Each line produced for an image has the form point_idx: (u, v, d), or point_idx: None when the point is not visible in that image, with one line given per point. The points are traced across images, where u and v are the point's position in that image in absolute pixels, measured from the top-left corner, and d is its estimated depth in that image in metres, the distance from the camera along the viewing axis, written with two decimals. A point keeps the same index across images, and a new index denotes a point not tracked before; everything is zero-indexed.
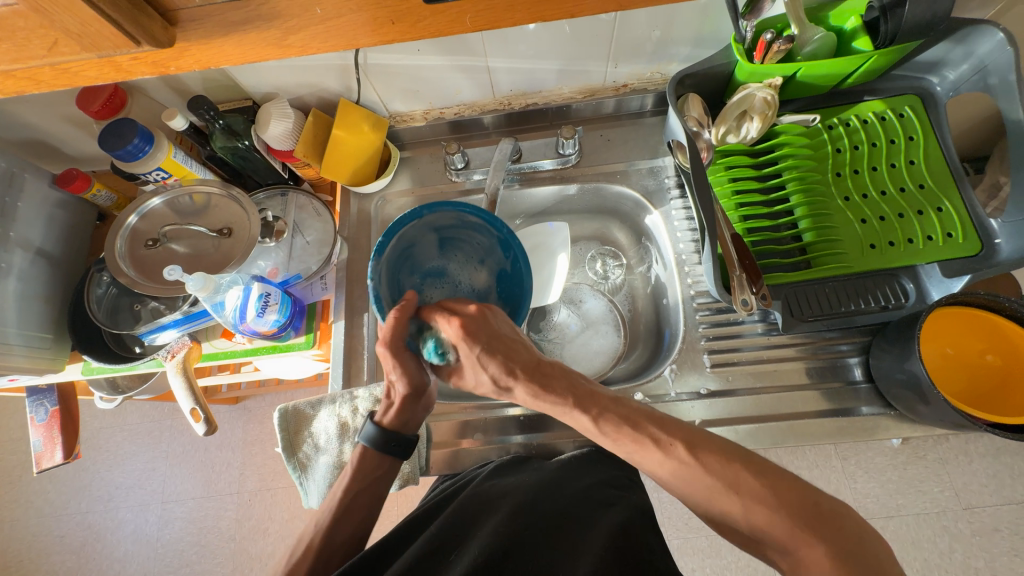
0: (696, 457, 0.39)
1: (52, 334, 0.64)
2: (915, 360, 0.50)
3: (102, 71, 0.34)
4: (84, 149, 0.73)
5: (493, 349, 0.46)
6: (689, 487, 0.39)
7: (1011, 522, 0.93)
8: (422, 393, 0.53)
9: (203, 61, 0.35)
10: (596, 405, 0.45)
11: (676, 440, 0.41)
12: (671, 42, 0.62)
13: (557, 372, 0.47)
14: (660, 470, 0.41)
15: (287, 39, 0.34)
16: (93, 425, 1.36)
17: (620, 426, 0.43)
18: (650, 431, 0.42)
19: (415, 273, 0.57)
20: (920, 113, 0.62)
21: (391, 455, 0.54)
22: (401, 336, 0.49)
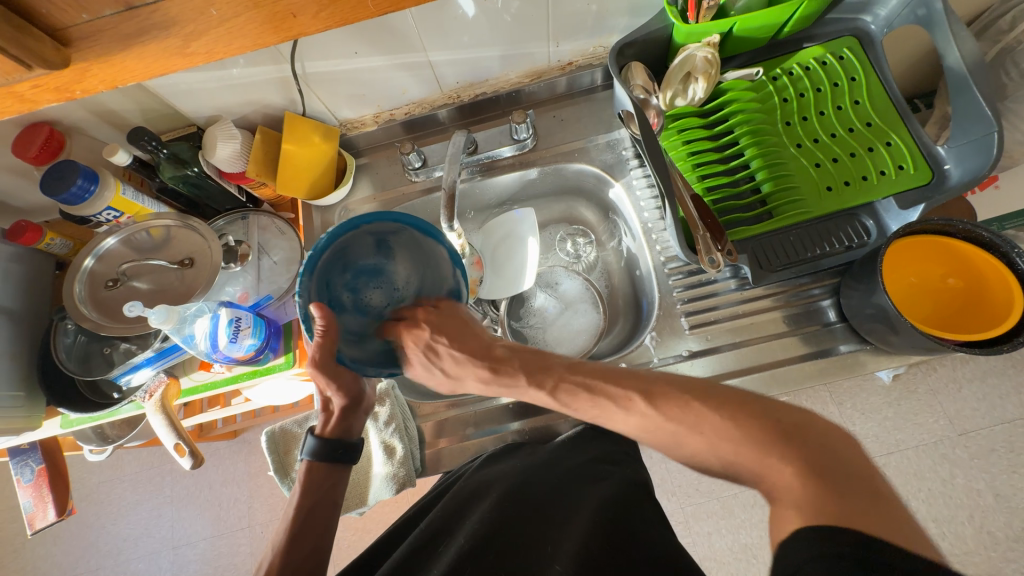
0: (653, 405, 0.40)
1: (24, 391, 0.63)
2: (880, 293, 0.51)
3: (5, 103, 0.33)
4: (34, 199, 0.71)
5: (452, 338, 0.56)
6: (720, 420, 0.38)
7: (1005, 441, 0.96)
8: (358, 402, 0.55)
9: (109, 80, 0.34)
10: (552, 378, 0.49)
11: (637, 395, 0.42)
12: (608, 14, 0.63)
13: (507, 354, 0.54)
14: (628, 427, 0.42)
15: (189, 47, 0.33)
16: (91, 481, 1.33)
17: (578, 391, 0.46)
18: (608, 391, 0.44)
19: (348, 272, 0.56)
20: (859, 53, 0.63)
21: (337, 462, 0.53)
22: (328, 351, 0.50)
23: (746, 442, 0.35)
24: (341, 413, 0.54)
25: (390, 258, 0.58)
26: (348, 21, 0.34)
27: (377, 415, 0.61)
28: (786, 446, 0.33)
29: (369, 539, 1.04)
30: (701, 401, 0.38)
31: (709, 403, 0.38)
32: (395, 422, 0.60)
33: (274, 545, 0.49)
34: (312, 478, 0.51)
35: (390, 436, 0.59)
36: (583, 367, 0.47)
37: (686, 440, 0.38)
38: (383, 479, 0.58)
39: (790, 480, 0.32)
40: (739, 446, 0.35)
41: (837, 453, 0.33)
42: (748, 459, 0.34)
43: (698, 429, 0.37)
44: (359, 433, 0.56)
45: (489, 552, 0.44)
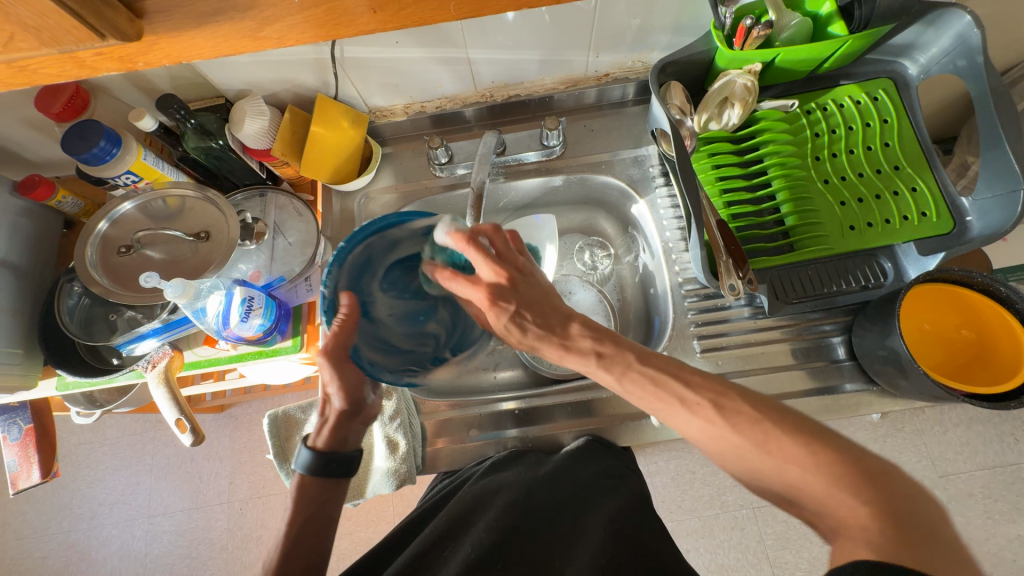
0: (724, 416, 0.40)
1: (22, 349, 0.61)
2: (895, 337, 0.52)
3: (64, 68, 0.32)
4: (48, 154, 0.69)
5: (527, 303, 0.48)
6: (719, 447, 0.40)
7: (983, 487, 0.94)
8: (359, 409, 0.53)
9: (173, 56, 0.33)
10: (620, 364, 0.46)
11: (704, 401, 0.41)
12: (651, 30, 0.62)
13: (583, 332, 0.48)
14: (689, 430, 0.42)
15: (262, 31, 0.32)
16: (71, 442, 1.31)
17: (645, 384, 0.44)
18: (678, 393, 0.42)
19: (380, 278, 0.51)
20: (894, 96, 0.64)
21: (332, 477, 0.51)
22: (346, 344, 0.47)
23: (823, 475, 0.35)
24: (336, 424, 0.52)
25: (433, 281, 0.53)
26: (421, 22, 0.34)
27: (383, 409, 0.60)
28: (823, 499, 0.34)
29: (349, 526, 1.04)
30: (777, 425, 0.38)
31: (782, 426, 0.38)
32: (400, 418, 0.59)
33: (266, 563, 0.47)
34: (305, 493, 0.50)
35: (394, 432, 0.59)
36: (652, 360, 0.45)
37: (757, 459, 0.38)
38: (385, 474, 0.58)
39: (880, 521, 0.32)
40: (818, 479, 0.35)
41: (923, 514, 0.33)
42: (803, 480, 0.36)
43: (765, 448, 0.37)
44: (353, 446, 0.54)
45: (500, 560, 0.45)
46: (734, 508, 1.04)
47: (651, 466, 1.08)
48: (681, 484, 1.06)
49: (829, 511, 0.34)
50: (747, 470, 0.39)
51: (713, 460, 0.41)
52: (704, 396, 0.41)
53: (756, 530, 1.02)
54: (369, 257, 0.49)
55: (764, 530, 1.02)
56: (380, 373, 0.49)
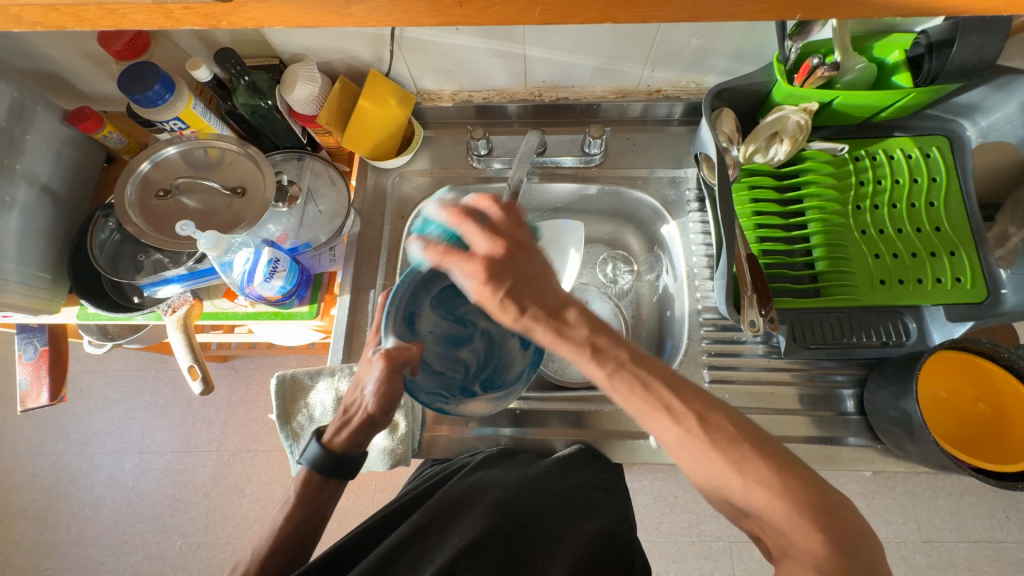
0: (706, 429, 0.38)
1: (50, 274, 0.63)
2: (909, 399, 0.51)
3: (147, 16, 0.29)
4: (100, 89, 0.71)
5: (522, 285, 0.44)
6: (693, 458, 0.38)
7: (966, 558, 0.93)
8: (380, 422, 0.52)
9: (257, 20, 0.30)
10: (612, 359, 0.42)
11: (688, 412, 0.39)
12: (712, 53, 0.62)
13: (580, 320, 0.43)
14: (666, 437, 0.40)
15: (348, 9, 0.29)
16: (76, 368, 1.35)
17: (633, 386, 0.40)
18: (667, 399, 0.40)
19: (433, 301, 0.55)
20: (947, 155, 0.62)
21: (333, 478, 0.52)
22: (399, 359, 0.48)
23: (787, 501, 0.35)
24: (356, 430, 0.51)
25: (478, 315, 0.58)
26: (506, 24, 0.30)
27: None
28: (819, 515, 0.34)
29: None
30: (754, 448, 0.37)
31: (759, 452, 0.37)
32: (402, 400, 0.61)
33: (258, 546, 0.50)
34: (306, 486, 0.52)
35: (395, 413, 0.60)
36: (646, 362, 0.42)
37: (722, 477, 0.37)
38: (381, 452, 0.59)
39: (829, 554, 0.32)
40: (781, 505, 0.34)
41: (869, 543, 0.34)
42: (772, 511, 0.35)
43: (738, 468, 0.36)
44: (363, 449, 0.54)
45: (485, 555, 0.46)
46: (711, 538, 1.04)
47: (635, 483, 1.08)
48: (662, 506, 1.06)
49: (785, 537, 0.34)
50: (714, 484, 0.38)
51: (681, 468, 0.40)
52: (692, 408, 0.39)
53: (730, 563, 1.02)
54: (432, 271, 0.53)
55: (737, 565, 1.02)
56: (415, 393, 0.50)
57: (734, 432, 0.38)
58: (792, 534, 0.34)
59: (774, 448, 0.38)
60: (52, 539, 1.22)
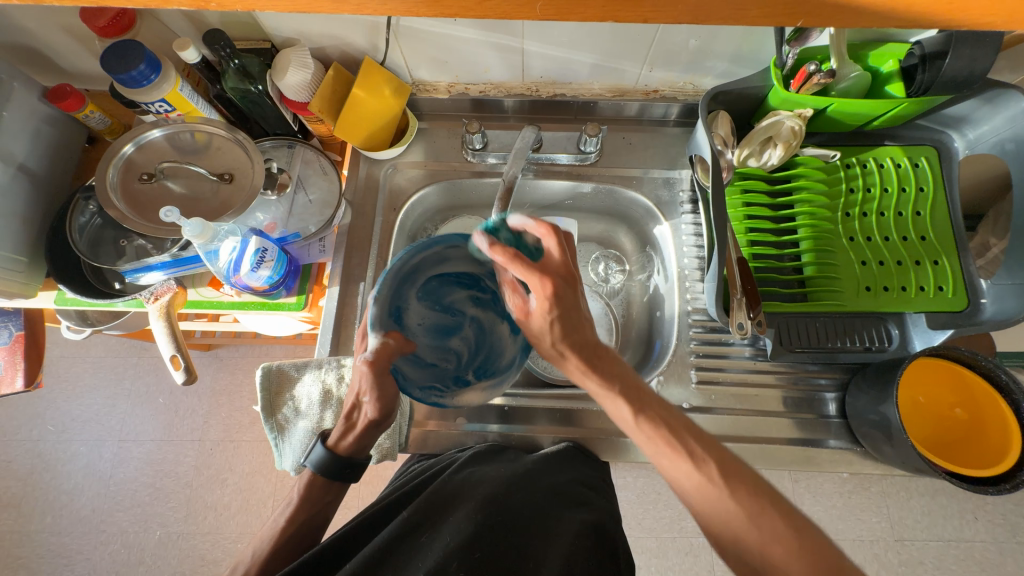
0: (728, 483, 0.40)
1: (26, 257, 0.61)
2: (890, 404, 0.52)
3: None
4: (82, 66, 0.68)
5: (570, 318, 0.49)
6: (712, 508, 0.40)
7: (935, 557, 0.96)
8: (382, 422, 0.51)
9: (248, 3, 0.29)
10: (642, 399, 0.46)
11: (710, 460, 0.42)
12: (710, 55, 0.62)
13: (614, 364, 0.49)
14: (686, 486, 0.42)
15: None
16: (54, 353, 1.31)
17: (658, 429, 0.44)
18: (688, 443, 0.43)
19: (421, 295, 0.54)
20: (935, 165, 0.63)
21: (339, 480, 0.53)
22: (390, 355, 0.47)
23: (804, 562, 0.35)
24: (361, 433, 0.52)
25: (467, 309, 0.57)
26: (506, 17, 0.29)
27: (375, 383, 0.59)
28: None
29: None
30: (774, 506, 0.39)
31: (778, 508, 0.39)
32: None
33: (260, 547, 0.50)
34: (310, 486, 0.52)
35: None
36: (664, 407, 0.46)
37: (741, 528, 0.38)
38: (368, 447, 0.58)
39: None
40: (798, 561, 0.35)
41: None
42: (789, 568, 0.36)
43: (733, 495, 0.39)
44: (367, 453, 0.54)
45: (478, 551, 0.45)
46: (692, 535, 1.06)
47: (619, 480, 1.09)
48: (645, 502, 1.07)
49: None
50: (731, 536, 0.39)
51: (697, 519, 0.41)
52: (711, 456, 0.42)
53: (709, 559, 1.04)
54: (416, 268, 0.51)
55: (716, 560, 1.04)
56: (408, 389, 0.48)
57: (757, 491, 0.40)
58: None
59: (786, 507, 0.39)
60: (26, 527, 1.19)
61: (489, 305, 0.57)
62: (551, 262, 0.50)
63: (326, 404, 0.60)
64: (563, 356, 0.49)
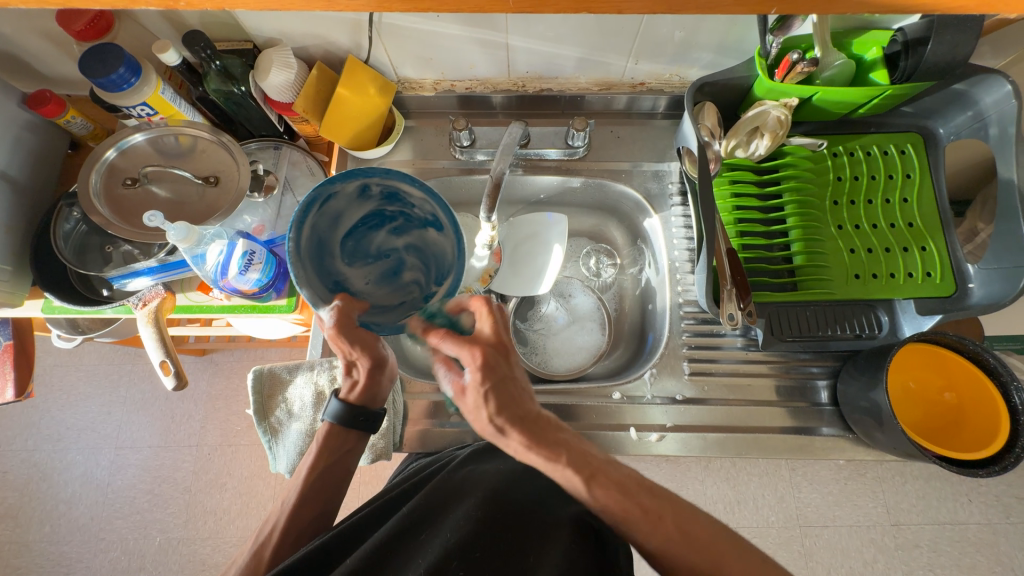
0: (685, 531, 0.43)
1: (11, 266, 0.60)
2: (879, 390, 0.53)
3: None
4: (62, 71, 0.67)
5: (504, 394, 0.42)
6: (681, 559, 0.42)
7: (931, 540, 0.97)
8: (382, 367, 0.52)
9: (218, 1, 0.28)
10: (595, 470, 0.42)
11: (666, 515, 0.43)
12: (695, 46, 0.62)
13: (568, 443, 0.43)
14: (648, 542, 0.43)
15: None
16: (46, 362, 1.30)
17: (616, 497, 0.42)
18: (644, 501, 0.43)
19: (343, 258, 0.48)
20: (921, 152, 0.64)
21: (360, 429, 0.55)
22: (352, 316, 0.46)
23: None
24: (365, 385, 0.53)
25: (396, 241, 0.51)
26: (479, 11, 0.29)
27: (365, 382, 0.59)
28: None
29: None
30: (726, 547, 0.43)
31: (731, 544, 0.43)
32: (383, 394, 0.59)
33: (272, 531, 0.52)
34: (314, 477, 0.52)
35: None
36: (618, 472, 0.44)
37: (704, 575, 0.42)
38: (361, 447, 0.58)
39: None
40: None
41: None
42: None
43: (694, 547, 0.42)
44: (381, 401, 0.56)
45: (477, 551, 0.45)
46: None
47: None
48: None
49: None
50: None
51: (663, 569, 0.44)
52: (667, 512, 0.43)
53: None
54: (319, 239, 0.47)
55: None
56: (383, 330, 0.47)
57: (710, 528, 0.44)
58: None
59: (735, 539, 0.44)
60: (25, 538, 1.18)
61: (408, 226, 0.52)
62: (483, 333, 0.44)
63: (319, 405, 0.60)
64: (503, 435, 0.41)
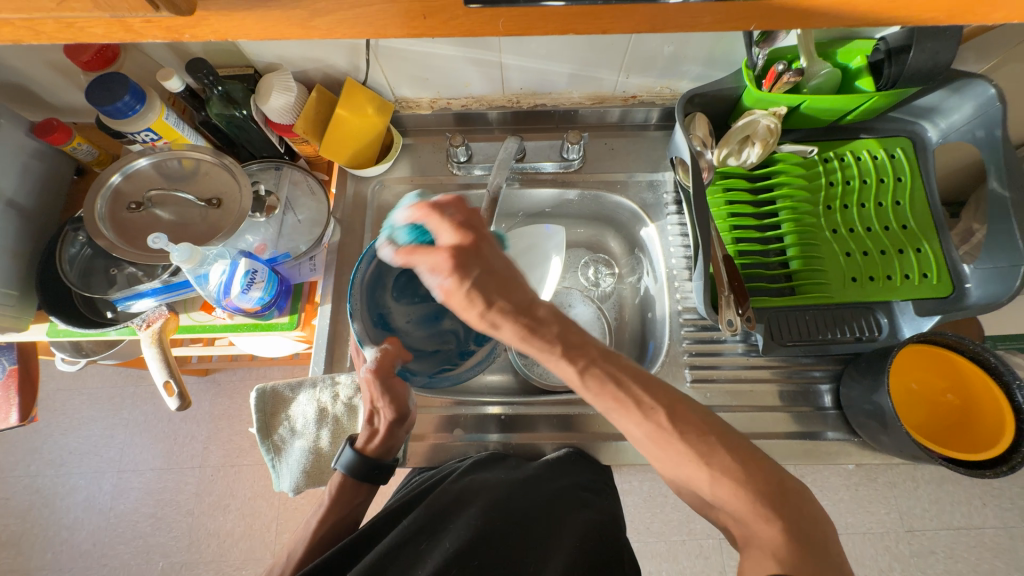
0: (674, 421, 0.39)
1: (17, 291, 0.61)
2: (882, 392, 0.52)
3: (110, 30, 0.29)
4: (70, 100, 0.69)
5: (487, 283, 0.40)
6: (663, 453, 0.39)
7: (947, 545, 0.95)
8: (403, 419, 0.53)
9: (222, 33, 0.30)
10: (584, 357, 0.40)
11: (657, 405, 0.39)
12: (683, 59, 0.63)
13: (551, 317, 0.41)
14: (636, 432, 0.40)
15: (312, 21, 0.29)
16: (49, 386, 1.31)
17: (605, 383, 0.40)
18: (636, 393, 0.40)
19: (392, 293, 0.59)
20: (911, 155, 0.65)
21: (371, 481, 0.53)
22: (390, 364, 0.53)
23: (748, 491, 0.36)
24: (386, 435, 0.53)
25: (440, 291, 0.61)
26: (471, 35, 0.31)
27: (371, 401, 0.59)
28: (778, 504, 0.35)
29: None
30: (719, 441, 0.38)
31: (725, 444, 0.38)
32: None
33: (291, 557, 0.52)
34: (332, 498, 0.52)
35: None
36: (609, 360, 0.41)
37: (688, 466, 0.38)
38: None
39: (774, 534, 0.34)
40: (743, 495, 0.36)
41: (812, 518, 0.35)
42: (741, 508, 0.36)
43: (706, 461, 0.37)
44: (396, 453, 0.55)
45: (476, 561, 0.45)
46: (701, 536, 1.05)
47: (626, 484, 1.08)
48: (652, 506, 1.06)
49: (748, 527, 0.35)
50: (685, 476, 0.39)
51: (653, 461, 0.41)
52: (659, 402, 0.39)
53: (720, 560, 1.03)
54: (379, 273, 0.58)
55: (728, 561, 1.03)
56: (413, 377, 0.56)
57: (693, 420, 0.39)
58: (756, 524, 0.35)
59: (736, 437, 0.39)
60: (26, 565, 1.17)
61: None
62: (444, 226, 0.41)
63: (322, 422, 0.60)
64: (498, 327, 0.40)
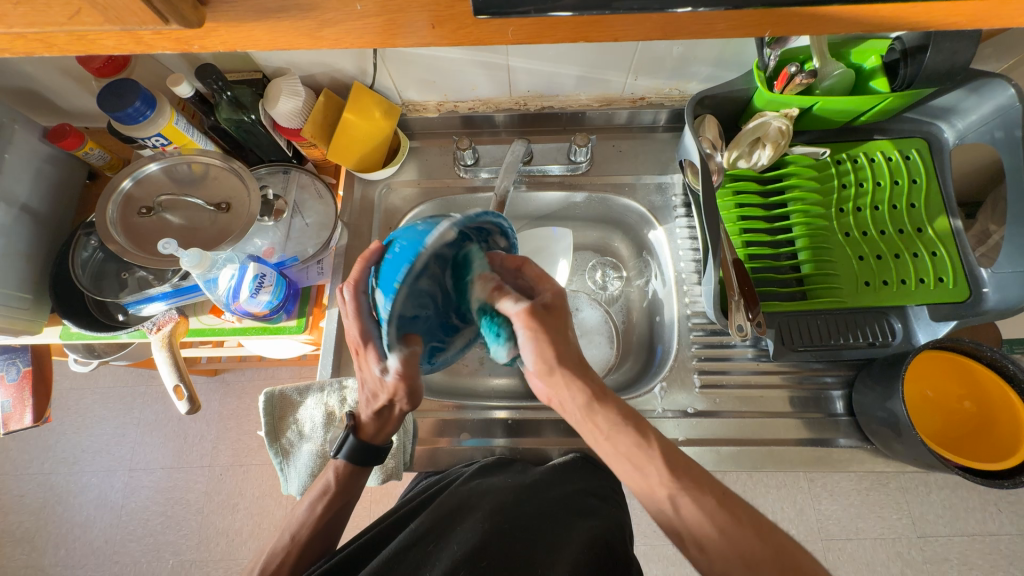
0: (732, 508, 0.41)
1: (31, 295, 0.62)
2: (896, 399, 0.51)
3: (122, 43, 0.29)
4: (81, 105, 0.70)
5: (564, 369, 0.47)
6: (732, 547, 0.39)
7: (960, 552, 0.93)
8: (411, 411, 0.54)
9: (230, 43, 0.30)
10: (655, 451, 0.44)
11: (722, 502, 0.41)
12: (693, 60, 0.62)
13: (624, 411, 0.47)
14: (703, 527, 0.40)
15: (321, 31, 0.29)
16: (62, 385, 1.33)
17: (669, 470, 0.43)
18: (697, 479, 0.43)
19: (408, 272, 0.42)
20: (926, 157, 0.64)
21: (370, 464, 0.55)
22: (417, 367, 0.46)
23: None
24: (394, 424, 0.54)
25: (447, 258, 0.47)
26: (481, 44, 0.30)
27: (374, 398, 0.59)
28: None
29: None
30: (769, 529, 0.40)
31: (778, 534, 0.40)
32: None
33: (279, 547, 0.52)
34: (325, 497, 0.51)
35: None
36: (683, 457, 0.45)
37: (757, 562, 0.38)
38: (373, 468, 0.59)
39: None
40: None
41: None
42: None
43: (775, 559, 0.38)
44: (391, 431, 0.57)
45: (485, 559, 0.45)
46: None
47: None
48: None
49: None
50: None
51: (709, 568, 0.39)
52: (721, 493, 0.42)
53: None
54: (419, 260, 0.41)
55: None
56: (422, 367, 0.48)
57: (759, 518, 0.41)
58: None
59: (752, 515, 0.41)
60: (40, 562, 1.19)
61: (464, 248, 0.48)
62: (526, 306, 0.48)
63: (330, 426, 0.60)
64: (562, 398, 0.48)
